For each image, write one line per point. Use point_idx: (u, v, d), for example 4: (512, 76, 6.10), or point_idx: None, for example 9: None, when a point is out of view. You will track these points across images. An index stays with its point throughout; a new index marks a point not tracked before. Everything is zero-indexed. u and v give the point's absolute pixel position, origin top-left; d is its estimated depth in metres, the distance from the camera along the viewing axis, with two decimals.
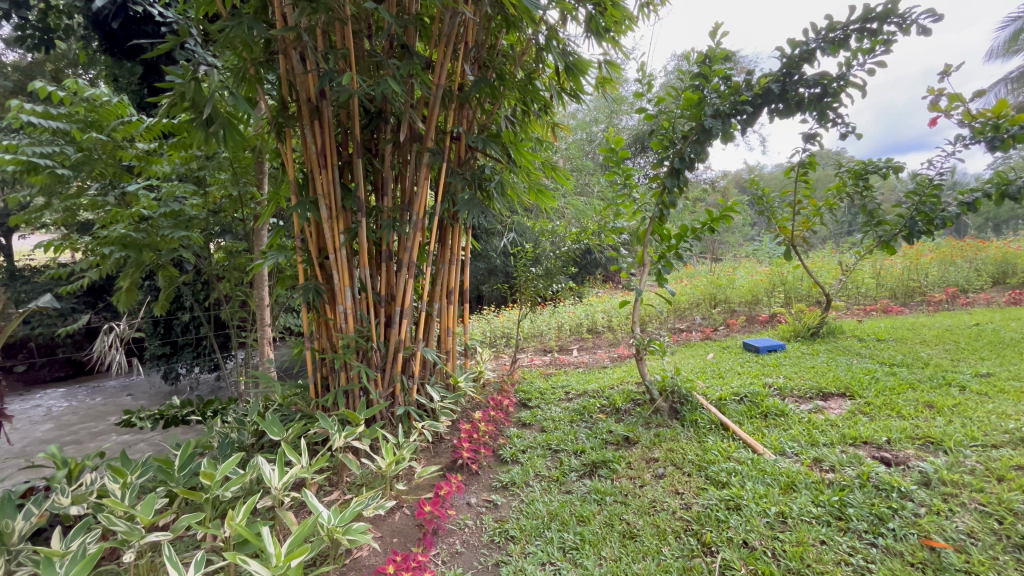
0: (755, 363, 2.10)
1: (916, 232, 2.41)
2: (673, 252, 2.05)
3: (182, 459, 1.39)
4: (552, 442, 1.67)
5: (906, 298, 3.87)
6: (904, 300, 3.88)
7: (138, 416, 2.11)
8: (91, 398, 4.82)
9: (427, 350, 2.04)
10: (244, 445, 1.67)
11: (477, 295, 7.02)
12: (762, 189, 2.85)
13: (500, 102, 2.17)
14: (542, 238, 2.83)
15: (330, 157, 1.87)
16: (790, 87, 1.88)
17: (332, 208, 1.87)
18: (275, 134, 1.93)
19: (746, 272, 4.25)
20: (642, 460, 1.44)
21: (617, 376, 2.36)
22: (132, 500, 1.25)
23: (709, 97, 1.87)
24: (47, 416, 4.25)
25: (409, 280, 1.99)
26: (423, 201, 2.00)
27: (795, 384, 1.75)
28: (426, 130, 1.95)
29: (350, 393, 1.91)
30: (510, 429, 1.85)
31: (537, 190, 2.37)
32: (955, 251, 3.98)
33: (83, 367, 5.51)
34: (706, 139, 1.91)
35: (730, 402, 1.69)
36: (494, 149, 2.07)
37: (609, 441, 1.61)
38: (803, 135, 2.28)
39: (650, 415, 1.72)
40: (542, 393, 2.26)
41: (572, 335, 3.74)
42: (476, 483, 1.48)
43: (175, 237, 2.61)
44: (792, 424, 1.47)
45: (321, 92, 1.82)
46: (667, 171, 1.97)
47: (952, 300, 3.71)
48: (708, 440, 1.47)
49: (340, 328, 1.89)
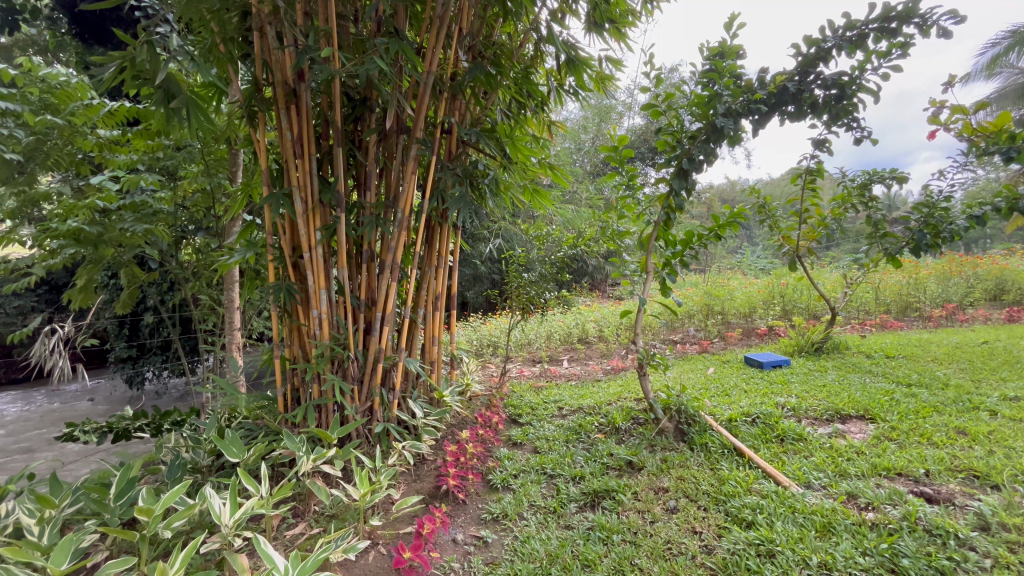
0: (763, 379, 1.97)
1: (923, 245, 2.32)
2: (678, 260, 1.92)
3: (120, 486, 1.20)
4: (548, 465, 1.51)
5: (902, 313, 3.84)
6: (900, 315, 3.85)
7: (82, 429, 1.88)
8: (49, 402, 4.49)
9: (410, 361, 1.85)
10: (199, 466, 1.47)
11: (462, 301, 6.84)
12: (765, 197, 2.79)
13: (495, 94, 2.01)
14: (535, 242, 2.69)
15: (307, 146, 1.70)
16: (804, 88, 1.78)
17: (308, 202, 1.71)
18: (246, 119, 1.75)
19: (740, 284, 4.16)
20: (650, 490, 1.29)
21: (614, 391, 2.20)
22: (53, 539, 1.06)
23: (721, 94, 1.75)
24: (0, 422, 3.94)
25: (392, 282, 1.82)
26: (410, 197, 1.83)
27: (809, 404, 1.62)
28: (414, 120, 1.80)
29: (322, 408, 1.72)
30: (499, 449, 1.68)
31: (532, 190, 2.22)
32: (953, 266, 3.95)
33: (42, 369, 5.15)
34: (716, 139, 1.79)
35: (742, 424, 1.55)
36: (488, 144, 1.91)
37: (611, 467, 1.46)
38: (812, 142, 2.18)
39: (654, 436, 1.57)
40: (534, 408, 2.09)
41: (563, 345, 3.59)
42: (462, 515, 1.30)
43: (136, 232, 2.39)
44: (814, 450, 1.33)
45: (299, 74, 1.65)
46: (674, 172, 1.84)
47: (950, 315, 3.68)
48: (721, 467, 1.33)
49: (314, 335, 1.71)
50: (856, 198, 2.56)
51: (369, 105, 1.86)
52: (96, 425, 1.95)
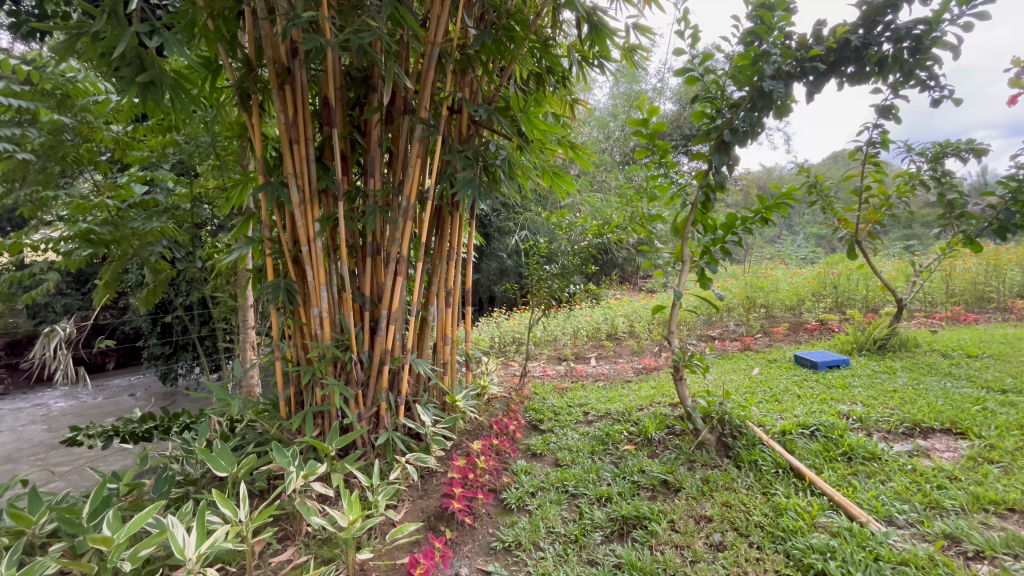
0: (818, 383, 1.72)
1: (1010, 226, 1.99)
2: (720, 246, 1.68)
3: (94, 504, 1.10)
4: (569, 482, 1.33)
5: (978, 305, 3.50)
6: (977, 308, 3.51)
7: (86, 433, 1.82)
8: (93, 397, 4.60)
9: (418, 362, 1.69)
10: (190, 479, 1.37)
11: (488, 295, 6.69)
12: (816, 175, 2.50)
13: (510, 66, 1.82)
14: (557, 232, 2.49)
15: (302, 129, 1.55)
16: (869, 43, 1.52)
17: (305, 191, 1.57)
18: (241, 103, 1.62)
19: (784, 274, 3.83)
20: (690, 519, 1.10)
21: (645, 394, 1.98)
22: (11, 567, 0.95)
23: (770, 53, 1.51)
24: (45, 416, 4.05)
25: (397, 277, 1.66)
26: (415, 183, 1.66)
27: (880, 414, 1.38)
28: (419, 97, 1.62)
29: (325, 414, 1.59)
30: (516, 461, 1.51)
31: (552, 173, 2.01)
32: None
33: (90, 364, 5.31)
34: (764, 105, 1.54)
35: (798, 438, 1.32)
36: (501, 121, 1.72)
37: (642, 487, 1.27)
38: (876, 109, 1.90)
39: (693, 450, 1.36)
40: (556, 413, 1.91)
41: (590, 342, 3.37)
42: (469, 542, 1.14)
43: (147, 228, 2.30)
44: (893, 474, 1.10)
45: (292, 50, 1.50)
46: (714, 146, 1.60)
47: None
48: (776, 493, 1.12)
49: (315, 335, 1.59)
50: (924, 174, 2.25)
51: (371, 83, 1.70)
52: (102, 428, 1.88)
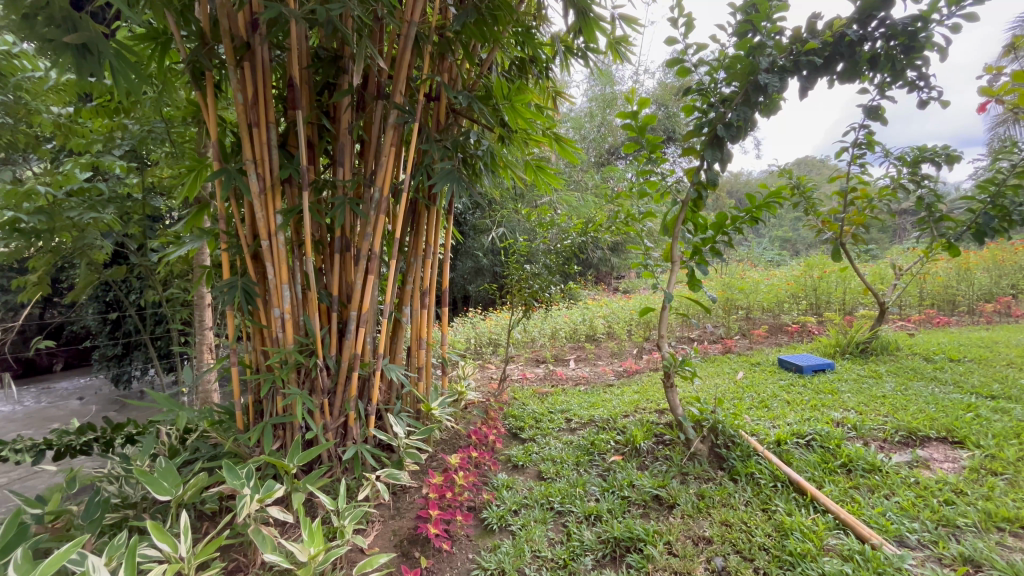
0: (806, 388, 1.68)
1: (988, 230, 2.01)
2: (709, 246, 1.62)
3: (6, 538, 0.94)
4: (555, 497, 1.24)
5: (949, 308, 3.59)
6: (948, 311, 3.60)
7: (13, 448, 1.61)
8: (37, 401, 4.28)
9: (391, 368, 1.56)
10: (130, 501, 1.21)
11: (463, 295, 6.57)
12: (798, 176, 2.48)
13: (493, 52, 1.71)
14: (538, 230, 2.39)
15: (263, 112, 1.41)
16: (864, 38, 1.50)
17: (265, 180, 1.43)
18: (193, 80, 1.46)
19: (760, 276, 3.86)
20: (688, 540, 1.03)
21: (629, 399, 1.91)
22: None
23: (764, 46, 1.45)
24: None
25: (368, 276, 1.52)
26: (389, 174, 1.53)
27: (873, 422, 1.34)
28: (393, 79, 1.49)
29: (287, 426, 1.45)
30: (498, 475, 1.41)
31: (535, 167, 1.91)
32: (1006, 255, 3.63)
33: (35, 366, 4.96)
34: (757, 99, 1.48)
35: (794, 448, 1.26)
36: (482, 109, 1.60)
37: (633, 503, 1.19)
38: (863, 110, 1.89)
39: (684, 462, 1.29)
40: (537, 420, 1.81)
41: (569, 343, 3.30)
42: (449, 570, 1.04)
43: (87, 219, 2.08)
44: (896, 488, 1.07)
45: (252, 23, 1.36)
46: (705, 141, 1.53)
47: (1005, 310, 3.38)
48: (776, 509, 1.06)
49: (276, 338, 1.45)
50: (904, 178, 2.25)
51: (341, 64, 1.56)
52: (32, 441, 1.68)
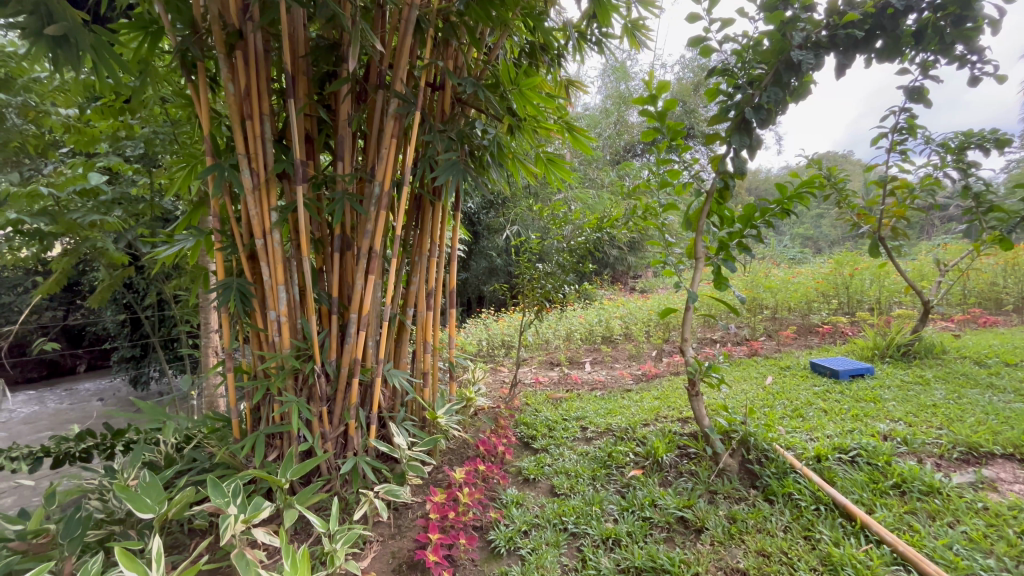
0: (844, 396, 1.56)
1: None
2: (737, 241, 1.49)
3: None
4: (569, 516, 1.14)
5: (997, 308, 3.41)
6: (995, 311, 3.42)
7: (12, 454, 1.56)
8: (59, 402, 4.32)
9: (393, 374, 1.47)
10: (116, 517, 1.15)
11: (477, 295, 6.51)
12: (829, 167, 2.32)
13: (501, 36, 1.60)
14: (551, 227, 2.28)
15: (257, 103, 1.33)
16: (911, 9, 1.37)
17: (259, 175, 1.34)
18: (184, 72, 1.38)
19: (785, 274, 3.67)
20: (719, 572, 0.92)
21: (649, 405, 1.79)
22: None
23: (797, 19, 1.31)
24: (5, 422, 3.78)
25: (368, 276, 1.43)
26: (390, 167, 1.43)
27: (926, 435, 1.26)
28: (394, 66, 1.39)
29: (285, 436, 1.37)
30: (508, 490, 1.30)
31: (546, 160, 1.79)
32: None
33: (59, 368, 5.03)
34: (791, 79, 1.35)
35: (836, 465, 1.16)
36: (488, 96, 1.50)
37: (655, 526, 1.08)
38: (904, 92, 1.75)
39: (712, 479, 1.18)
40: (551, 428, 1.70)
41: (585, 345, 3.19)
42: None
43: (90, 220, 2.03)
44: (962, 515, 0.98)
45: (243, 8, 1.28)
46: (733, 126, 1.40)
47: None
48: (821, 538, 0.97)
49: (273, 343, 1.37)
50: (947, 166, 2.08)
51: (340, 52, 1.47)
52: (30, 448, 1.62)
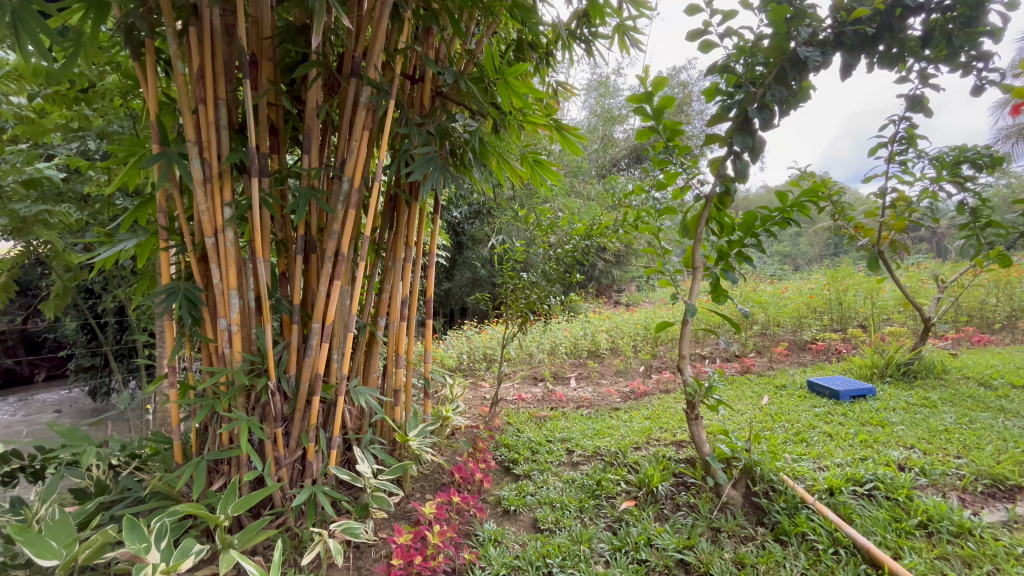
0: (848, 418, 1.46)
1: None
2: (737, 251, 1.38)
3: None
4: (557, 555, 1.00)
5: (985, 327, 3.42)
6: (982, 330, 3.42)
7: None
8: (11, 414, 4.00)
9: (360, 391, 1.31)
10: (19, 562, 0.98)
11: (460, 306, 6.36)
12: (823, 179, 2.26)
13: (487, 27, 1.49)
14: (538, 235, 2.16)
15: (212, 85, 1.18)
16: (919, 9, 1.31)
17: (211, 166, 1.19)
18: (130, 50, 1.22)
19: (774, 289, 3.62)
20: None
21: (640, 426, 1.67)
22: None
23: (805, 14, 1.23)
24: None
25: (334, 281, 1.27)
26: (360, 162, 1.29)
27: (946, 466, 1.17)
28: (368, 52, 1.26)
29: (233, 461, 1.20)
30: (487, 525, 1.16)
31: (533, 161, 1.67)
32: None
33: (14, 377, 4.69)
34: (796, 77, 1.26)
35: (851, 499, 1.06)
36: (471, 87, 1.38)
37: (653, 570, 0.95)
38: (905, 100, 1.69)
39: (715, 514, 1.06)
40: (535, 450, 1.56)
41: (570, 359, 3.06)
42: None
43: (36, 215, 1.82)
44: (1000, 561, 0.87)
45: None
46: (734, 126, 1.31)
47: None
48: None
49: (222, 355, 1.21)
50: (943, 180, 2.04)
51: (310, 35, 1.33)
52: None
